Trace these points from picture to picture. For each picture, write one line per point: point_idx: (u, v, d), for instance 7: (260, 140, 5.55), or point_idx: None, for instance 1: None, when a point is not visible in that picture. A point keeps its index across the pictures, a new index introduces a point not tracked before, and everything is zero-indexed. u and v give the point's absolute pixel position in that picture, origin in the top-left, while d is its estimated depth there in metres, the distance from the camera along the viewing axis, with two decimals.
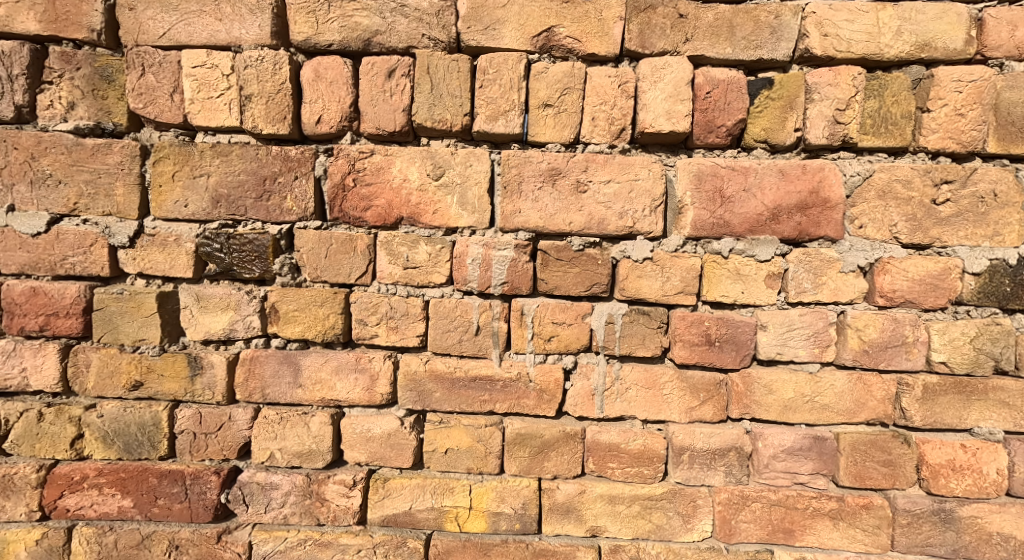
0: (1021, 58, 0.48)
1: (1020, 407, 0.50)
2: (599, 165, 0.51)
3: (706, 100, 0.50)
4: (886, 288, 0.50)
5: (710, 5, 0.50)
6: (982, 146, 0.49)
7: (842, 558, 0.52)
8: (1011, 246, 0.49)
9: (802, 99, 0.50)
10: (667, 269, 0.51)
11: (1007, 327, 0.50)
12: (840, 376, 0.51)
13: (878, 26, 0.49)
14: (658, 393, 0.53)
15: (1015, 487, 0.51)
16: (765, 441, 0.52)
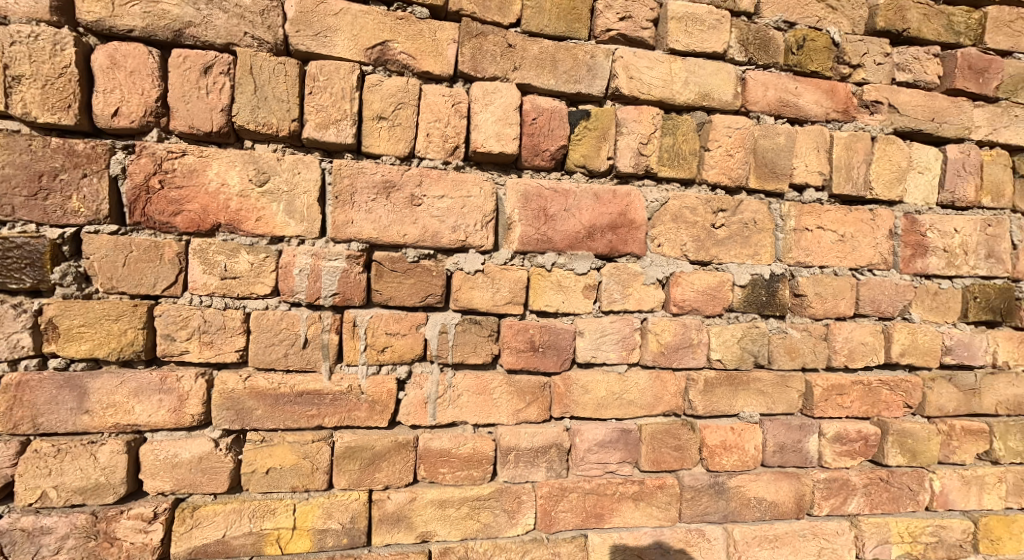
0: (771, 113, 0.60)
1: (772, 395, 0.61)
2: (433, 179, 0.52)
3: (533, 125, 0.54)
4: (678, 298, 0.58)
5: (535, 39, 0.54)
6: (746, 182, 0.59)
7: (642, 534, 0.59)
8: (766, 263, 0.60)
9: (613, 131, 0.56)
10: (497, 281, 0.54)
11: (763, 328, 0.61)
12: (642, 375, 0.58)
13: (671, 75, 0.57)
14: (488, 398, 0.55)
15: (768, 458, 0.62)
16: (581, 435, 0.57)
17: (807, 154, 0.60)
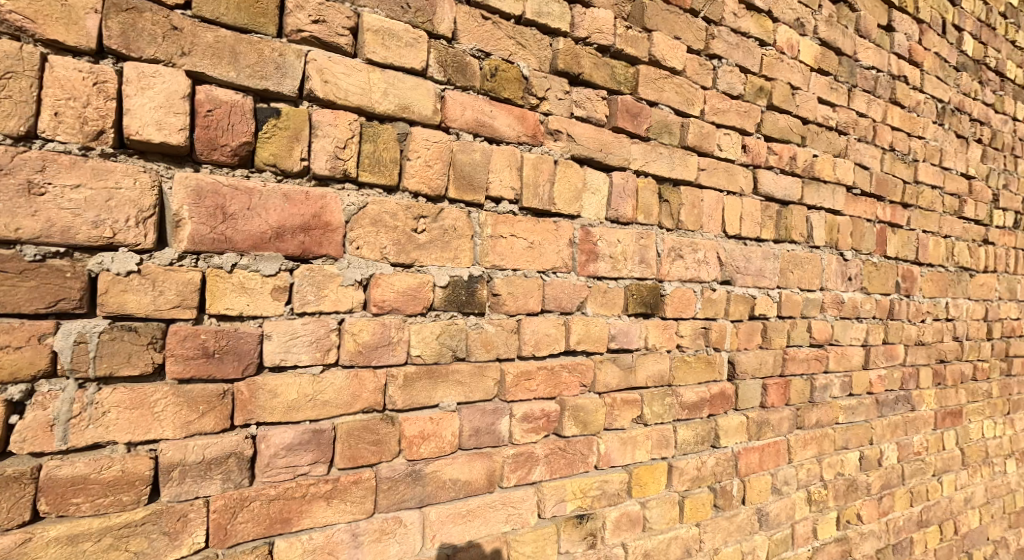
0: (328, 164, 1.03)
1: (417, 323, 1.12)
2: (55, 163, 0.85)
3: (208, 117, 0.94)
4: (381, 300, 1.08)
5: (206, 29, 0.93)
6: (348, 174, 1.04)
7: (328, 525, 1.05)
8: (348, 257, 1.05)
9: (306, 129, 1.01)
10: (159, 284, 0.91)
11: (335, 271, 1.04)
12: (342, 375, 1.05)
13: (260, 70, 0.97)
14: (137, 416, 0.90)
15: (318, 356, 1.03)
16: (270, 441, 1.00)
17: (332, 178, 1.04)
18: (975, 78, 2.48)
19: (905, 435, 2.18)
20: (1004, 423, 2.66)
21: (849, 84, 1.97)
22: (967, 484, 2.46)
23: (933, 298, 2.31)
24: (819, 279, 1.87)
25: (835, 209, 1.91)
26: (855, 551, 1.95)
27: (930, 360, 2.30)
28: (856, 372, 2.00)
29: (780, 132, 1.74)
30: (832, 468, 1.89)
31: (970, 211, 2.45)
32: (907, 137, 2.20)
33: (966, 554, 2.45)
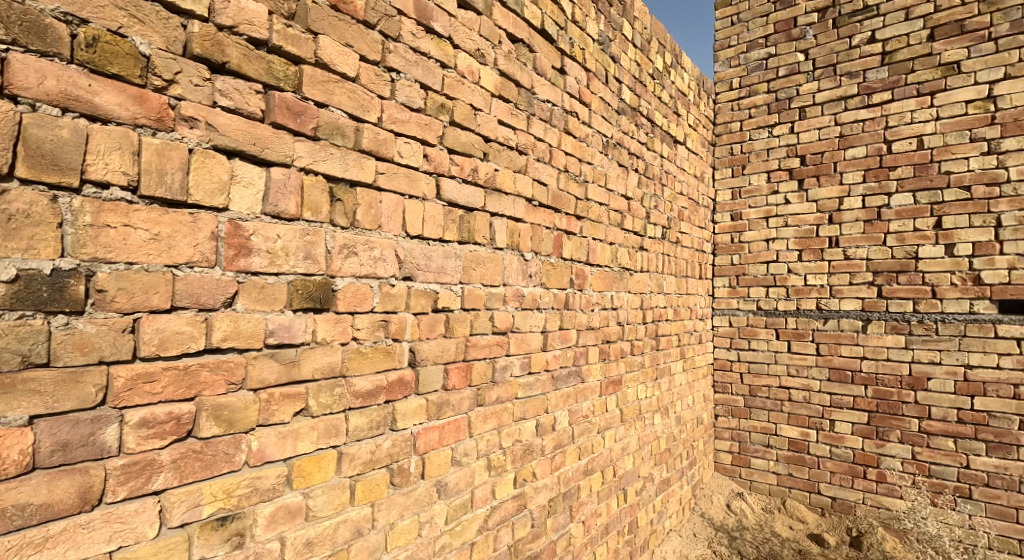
0: None
1: None
2: None
3: None
4: None
5: None
6: None
7: None
8: None
9: None
10: None
11: None
12: None
13: None
14: None
15: None
16: None
17: None
18: (630, 121, 3.55)
19: (574, 403, 3.01)
20: (652, 386, 3.78)
21: (527, 111, 2.68)
22: (624, 437, 3.45)
23: (599, 292, 3.24)
24: (502, 276, 2.52)
25: (513, 217, 2.58)
26: (530, 502, 2.67)
27: (596, 341, 3.20)
28: (534, 354, 2.71)
29: (462, 146, 2.32)
30: (509, 437, 2.55)
31: (627, 224, 3.49)
32: (578, 161, 3.05)
33: (620, 491, 3.39)
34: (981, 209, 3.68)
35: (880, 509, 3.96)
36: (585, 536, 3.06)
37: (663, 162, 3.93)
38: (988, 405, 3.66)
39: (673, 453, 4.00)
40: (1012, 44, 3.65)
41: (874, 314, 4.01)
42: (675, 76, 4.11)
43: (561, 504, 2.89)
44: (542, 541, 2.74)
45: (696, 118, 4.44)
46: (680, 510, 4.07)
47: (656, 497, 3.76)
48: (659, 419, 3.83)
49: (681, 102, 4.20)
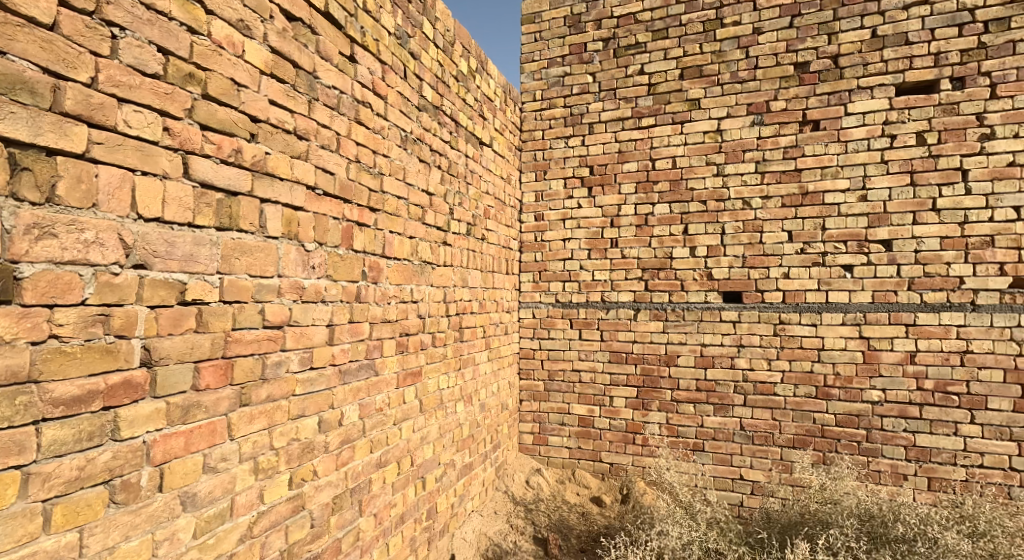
0: None
1: None
2: None
3: None
4: None
5: None
6: None
7: None
8: None
9: None
10: None
11: None
12: None
13: None
14: None
15: None
16: None
17: None
18: (432, 118, 3.49)
19: (365, 396, 2.88)
20: (455, 376, 3.75)
21: (308, 95, 2.50)
22: (424, 426, 3.39)
23: (397, 285, 3.14)
24: (275, 267, 2.33)
25: (290, 204, 2.40)
26: (308, 501, 2.50)
27: (393, 333, 3.10)
28: (316, 348, 2.55)
29: (219, 122, 2.09)
30: (282, 437, 2.36)
31: (428, 219, 3.43)
32: (372, 152, 2.92)
33: (419, 479, 3.33)
34: (713, 219, 4.22)
35: (643, 468, 4.35)
36: (376, 528, 2.96)
37: (468, 161, 3.92)
38: (716, 375, 4.21)
39: (477, 438, 4.02)
40: (735, 90, 4.23)
41: (642, 304, 4.37)
42: (481, 82, 4.11)
43: (347, 500, 2.75)
44: (323, 540, 2.59)
45: (502, 124, 4.43)
46: (482, 491, 4.09)
47: (456, 482, 3.74)
48: (461, 407, 3.82)
49: (486, 106, 4.18)
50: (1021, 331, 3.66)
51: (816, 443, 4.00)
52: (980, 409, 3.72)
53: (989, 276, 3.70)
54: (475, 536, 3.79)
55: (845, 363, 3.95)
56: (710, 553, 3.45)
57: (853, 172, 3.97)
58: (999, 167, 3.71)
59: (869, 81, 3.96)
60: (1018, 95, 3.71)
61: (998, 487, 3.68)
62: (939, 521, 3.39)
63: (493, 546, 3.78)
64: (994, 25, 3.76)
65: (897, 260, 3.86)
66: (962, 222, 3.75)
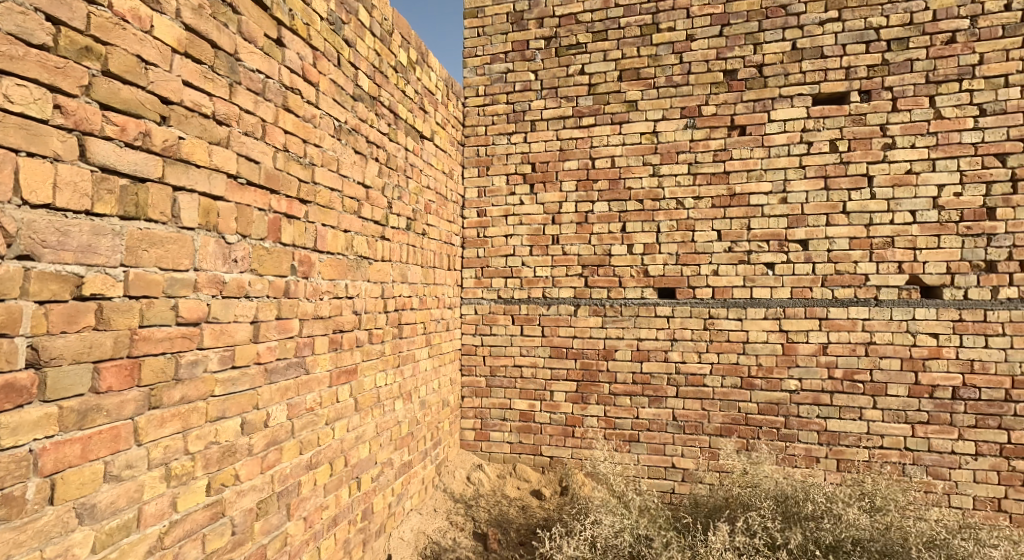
0: None
1: None
2: None
3: None
4: None
5: None
6: None
7: None
8: None
9: None
10: None
11: None
12: None
13: None
14: None
15: None
16: None
17: None
18: (368, 108, 3.55)
19: (294, 397, 2.95)
20: (393, 374, 3.83)
21: (229, 78, 2.55)
22: (359, 425, 3.46)
23: (331, 281, 3.21)
24: (191, 259, 2.38)
25: (207, 193, 2.45)
26: (229, 507, 2.56)
27: (326, 331, 3.16)
28: (238, 346, 2.61)
29: (122, 101, 2.13)
30: (198, 441, 2.41)
31: (365, 212, 3.50)
32: (301, 142, 2.99)
33: (354, 479, 3.41)
34: (649, 218, 4.44)
35: (582, 460, 4.54)
36: (306, 532, 3.02)
37: (407, 155, 3.99)
38: (651, 368, 4.43)
39: (416, 436, 4.11)
40: (669, 93, 4.44)
41: (583, 300, 4.55)
42: (421, 74, 4.18)
43: (273, 504, 2.81)
44: (247, 547, 2.65)
45: (444, 118, 4.49)
46: (421, 489, 4.19)
47: (394, 482, 3.82)
48: (400, 404, 3.90)
49: (427, 99, 4.25)
50: (916, 324, 4.02)
51: (740, 431, 4.29)
52: (882, 395, 4.07)
53: (890, 273, 4.06)
54: (414, 535, 3.90)
55: (766, 355, 4.25)
56: (641, 539, 3.65)
57: (774, 176, 4.26)
58: (899, 174, 4.07)
59: (790, 90, 4.25)
60: (915, 109, 4.06)
61: (896, 465, 4.05)
62: (843, 498, 3.70)
63: (431, 544, 3.89)
64: (896, 45, 4.10)
65: (812, 258, 4.18)
66: (867, 224, 4.10)
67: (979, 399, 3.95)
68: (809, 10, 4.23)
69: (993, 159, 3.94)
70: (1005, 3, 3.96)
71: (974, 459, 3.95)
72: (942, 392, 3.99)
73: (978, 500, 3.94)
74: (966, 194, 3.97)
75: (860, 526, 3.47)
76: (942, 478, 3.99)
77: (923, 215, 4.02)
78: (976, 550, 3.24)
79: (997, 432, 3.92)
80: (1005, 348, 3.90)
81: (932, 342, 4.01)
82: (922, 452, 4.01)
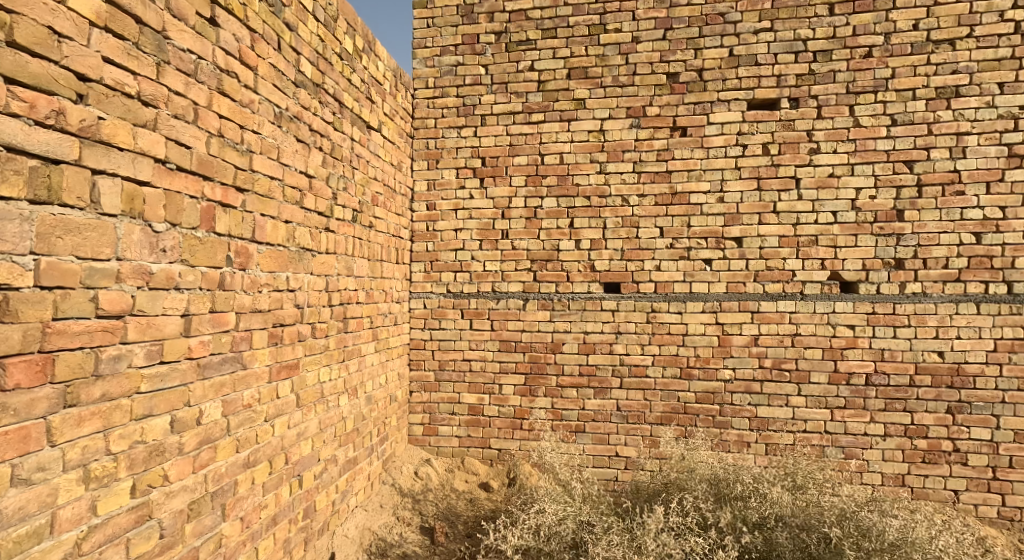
0: None
1: None
2: None
3: None
4: None
5: None
6: None
7: None
8: None
9: None
10: None
11: None
12: None
13: None
14: None
15: None
16: None
17: None
18: (310, 96, 3.59)
19: (230, 393, 2.99)
20: (338, 369, 3.90)
21: (156, 57, 2.59)
22: (301, 422, 3.52)
23: (270, 273, 3.25)
24: (113, 248, 2.43)
25: (132, 178, 2.50)
26: (157, 510, 2.62)
27: (265, 325, 3.22)
28: (167, 340, 2.66)
29: (30, 76, 2.19)
30: (121, 441, 2.47)
31: (308, 203, 3.55)
32: (238, 127, 3.03)
33: (295, 477, 3.48)
34: (596, 214, 4.64)
35: (529, 451, 4.71)
36: (242, 532, 3.08)
37: (353, 145, 4.05)
38: (596, 360, 4.64)
39: (362, 432, 4.18)
40: (616, 93, 4.63)
41: (531, 295, 4.71)
42: (368, 62, 4.24)
43: (207, 505, 2.86)
44: (177, 550, 2.71)
45: (392, 108, 4.56)
46: (367, 486, 4.28)
47: (338, 479, 3.90)
48: (345, 400, 3.98)
49: (374, 88, 4.31)
50: (835, 316, 4.36)
51: (679, 419, 4.54)
52: (806, 383, 4.39)
53: (814, 269, 4.38)
54: (358, 532, 3.98)
55: (703, 347, 4.51)
56: (584, 525, 3.85)
57: (712, 176, 4.51)
58: (822, 178, 4.39)
59: (727, 95, 4.51)
60: (837, 117, 4.38)
61: (817, 447, 4.38)
62: (769, 478, 4.00)
63: (377, 540, 4.00)
64: (821, 56, 4.41)
65: (746, 255, 4.46)
66: (795, 223, 4.40)
67: (888, 385, 4.31)
68: (745, 19, 4.48)
69: (902, 166, 4.30)
70: (914, 22, 4.30)
71: (883, 440, 4.31)
72: (858, 379, 4.34)
73: (885, 476, 4.31)
74: (880, 198, 4.32)
75: (781, 504, 3.76)
76: (856, 458, 4.34)
77: (843, 215, 4.35)
78: (879, 521, 3.54)
79: (903, 414, 4.29)
80: (911, 338, 4.27)
81: (849, 333, 4.35)
82: (839, 434, 4.35)
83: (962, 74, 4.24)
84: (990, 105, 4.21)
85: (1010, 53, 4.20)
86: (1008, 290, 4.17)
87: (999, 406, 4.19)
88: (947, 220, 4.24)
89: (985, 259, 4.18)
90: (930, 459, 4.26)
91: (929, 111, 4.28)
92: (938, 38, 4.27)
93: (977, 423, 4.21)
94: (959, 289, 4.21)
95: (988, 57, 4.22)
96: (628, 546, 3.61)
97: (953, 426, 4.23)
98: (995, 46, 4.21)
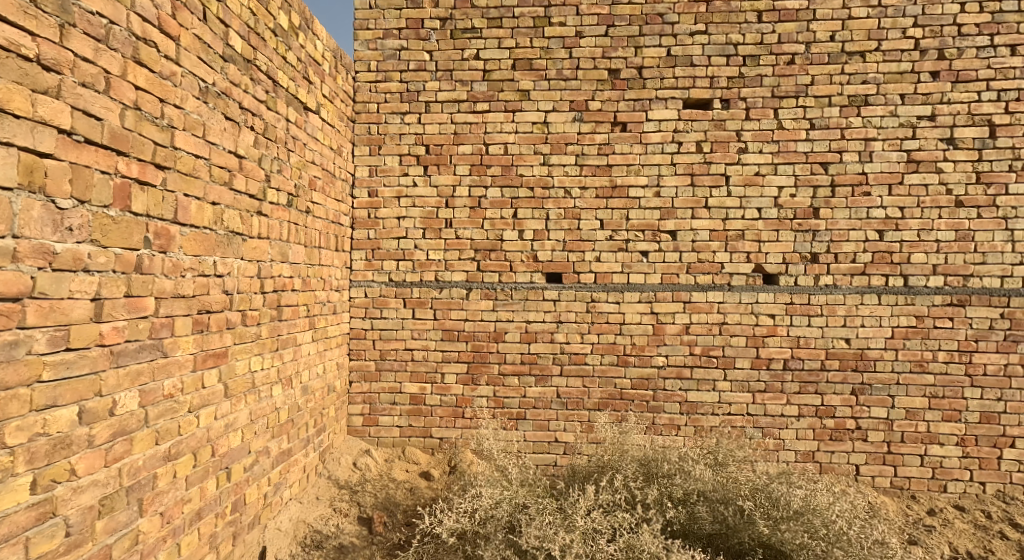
0: None
1: None
2: None
3: None
4: None
5: None
6: None
7: None
8: None
9: None
10: None
11: None
12: None
13: None
14: None
15: None
16: None
17: None
18: (239, 72, 3.57)
19: (148, 382, 2.99)
20: (271, 358, 3.92)
21: (59, 18, 2.58)
22: (229, 412, 3.53)
23: (194, 256, 3.24)
24: (9, 225, 2.45)
25: (30, 149, 2.50)
26: (62, 506, 2.62)
27: (188, 311, 3.21)
28: (74, 326, 2.65)
29: None
30: (19, 433, 2.48)
31: (237, 184, 3.54)
32: (157, 100, 3.00)
33: (222, 470, 3.49)
34: (538, 205, 4.79)
35: (469, 439, 4.84)
36: (162, 528, 3.09)
37: (288, 126, 4.04)
38: (538, 349, 4.81)
39: (297, 423, 4.21)
40: (560, 86, 4.78)
41: (474, 284, 4.82)
42: (305, 40, 4.23)
43: (121, 500, 2.86)
44: (86, 548, 2.72)
45: (332, 90, 4.56)
46: (303, 478, 4.31)
47: (270, 471, 3.93)
48: (278, 389, 4.00)
49: (312, 69, 4.30)
50: (758, 305, 4.66)
51: (615, 404, 4.76)
52: (731, 368, 4.69)
53: (740, 262, 4.68)
54: (292, 524, 4.03)
55: (639, 335, 4.74)
56: (519, 506, 4.01)
57: (649, 171, 4.73)
58: (748, 176, 4.67)
59: (663, 93, 4.73)
60: (763, 119, 4.67)
61: (739, 428, 4.70)
62: (693, 457, 4.25)
63: (312, 532, 4.05)
64: (750, 60, 4.68)
65: (679, 248, 4.71)
66: (723, 218, 4.68)
67: (803, 369, 4.66)
68: (681, 21, 4.70)
69: (819, 167, 4.63)
70: (831, 34, 4.62)
71: (797, 420, 4.66)
72: (776, 364, 4.66)
73: (798, 453, 4.66)
74: (798, 196, 4.64)
75: (703, 480, 4.03)
76: (773, 437, 4.68)
77: (766, 212, 4.66)
78: (786, 491, 3.87)
79: (814, 396, 4.65)
80: (823, 326, 4.63)
81: (769, 322, 4.66)
82: (759, 416, 4.68)
83: (870, 85, 4.60)
84: (894, 113, 4.59)
85: (910, 67, 4.58)
86: (905, 283, 4.57)
87: (895, 387, 4.60)
88: (855, 218, 4.60)
89: (886, 254, 4.57)
90: (837, 436, 4.64)
91: (841, 116, 4.62)
92: (851, 50, 4.61)
93: (876, 403, 4.62)
94: (864, 282, 4.59)
95: (893, 70, 4.58)
96: (560, 524, 3.80)
97: (856, 405, 4.63)
98: (899, 60, 4.58)
